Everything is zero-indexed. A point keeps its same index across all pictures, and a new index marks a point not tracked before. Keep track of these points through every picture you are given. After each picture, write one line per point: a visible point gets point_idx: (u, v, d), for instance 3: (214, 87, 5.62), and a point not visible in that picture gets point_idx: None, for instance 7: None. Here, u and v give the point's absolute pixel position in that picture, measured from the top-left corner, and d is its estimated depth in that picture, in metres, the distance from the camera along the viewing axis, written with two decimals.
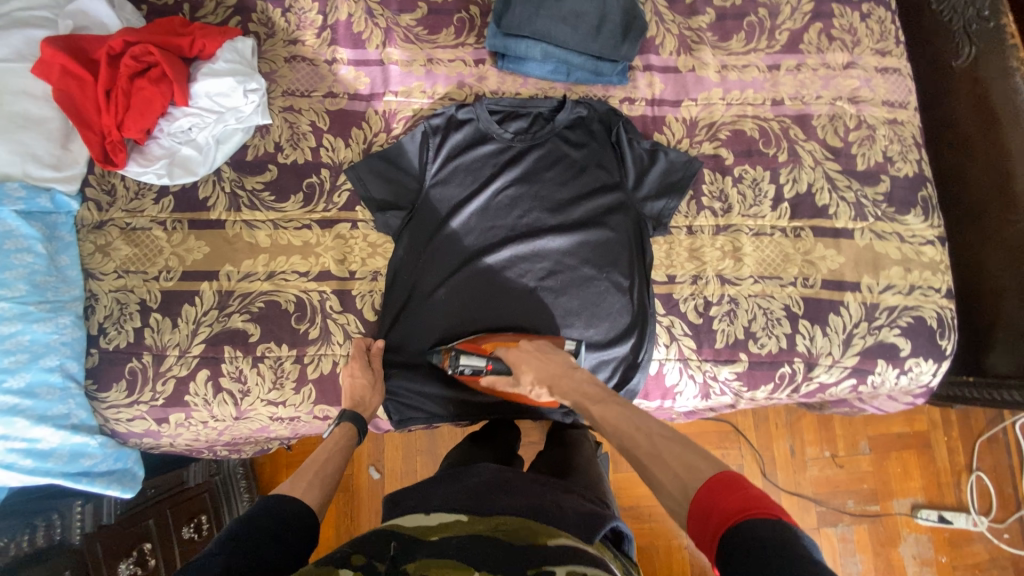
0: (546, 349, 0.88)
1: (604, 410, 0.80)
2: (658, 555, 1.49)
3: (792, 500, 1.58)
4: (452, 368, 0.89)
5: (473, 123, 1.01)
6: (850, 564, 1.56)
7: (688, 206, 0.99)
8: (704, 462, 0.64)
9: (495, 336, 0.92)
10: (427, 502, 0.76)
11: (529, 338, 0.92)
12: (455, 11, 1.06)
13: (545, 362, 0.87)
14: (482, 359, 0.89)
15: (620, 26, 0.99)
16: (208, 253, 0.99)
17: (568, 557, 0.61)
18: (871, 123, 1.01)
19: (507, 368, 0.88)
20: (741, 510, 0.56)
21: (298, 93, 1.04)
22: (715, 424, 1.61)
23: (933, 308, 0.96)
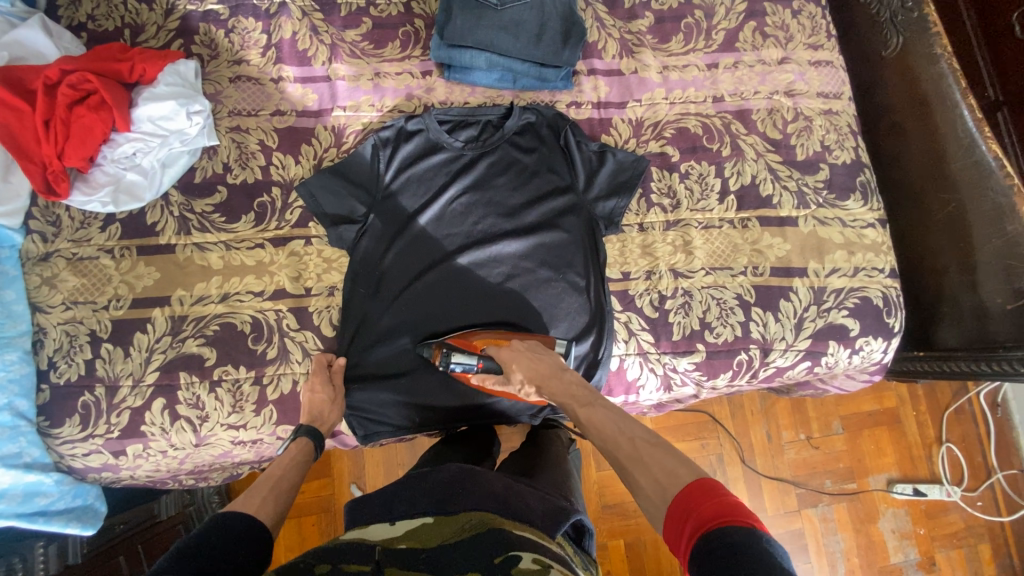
0: (536, 349, 0.89)
1: (591, 414, 0.81)
2: (644, 549, 1.49)
3: (772, 485, 1.60)
4: (442, 365, 0.89)
5: (423, 134, 1.02)
6: (832, 543, 1.59)
7: (638, 203, 1.02)
8: (682, 468, 0.65)
9: (485, 333, 0.93)
10: (390, 511, 0.75)
11: (516, 336, 0.93)
12: (400, 24, 1.07)
13: (535, 362, 0.87)
14: (472, 357, 0.89)
15: (560, 33, 1.01)
16: (159, 278, 0.97)
17: (533, 552, 0.63)
18: (808, 114, 1.05)
19: (498, 367, 0.89)
20: (716, 516, 0.55)
21: (244, 113, 1.03)
22: (691, 416, 1.63)
23: (878, 288, 0.99)
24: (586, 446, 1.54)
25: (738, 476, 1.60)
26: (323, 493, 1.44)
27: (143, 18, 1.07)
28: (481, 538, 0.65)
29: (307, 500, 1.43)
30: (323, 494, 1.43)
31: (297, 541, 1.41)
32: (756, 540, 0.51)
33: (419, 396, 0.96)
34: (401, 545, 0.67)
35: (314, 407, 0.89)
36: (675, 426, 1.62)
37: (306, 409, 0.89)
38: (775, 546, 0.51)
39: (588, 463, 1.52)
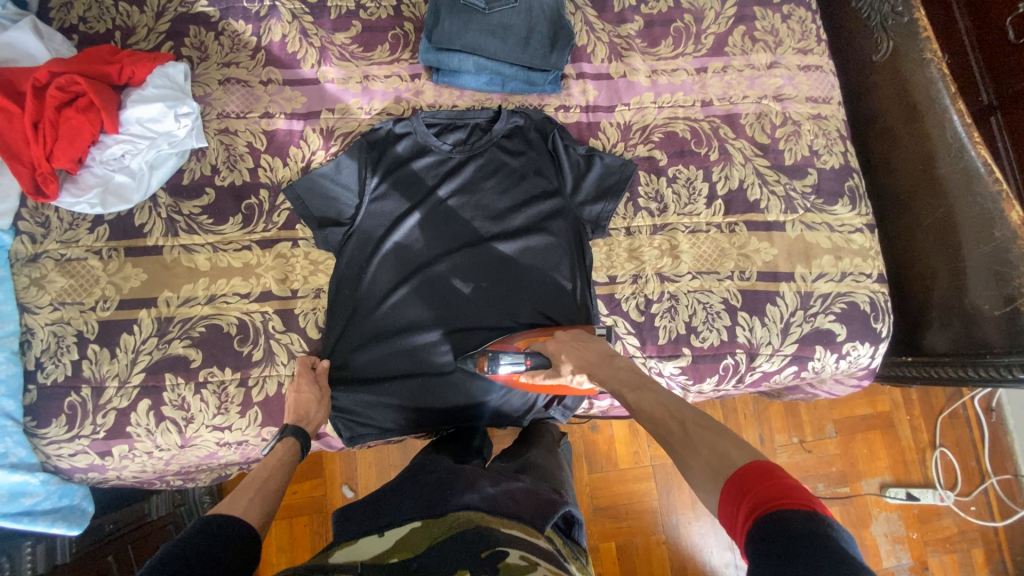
0: (583, 337, 0.88)
1: (640, 398, 0.79)
2: (636, 551, 1.49)
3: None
4: (490, 370, 0.88)
5: (411, 137, 1.02)
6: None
7: (625, 207, 1.02)
8: (736, 450, 0.63)
9: (527, 333, 0.93)
10: (382, 517, 0.74)
11: (557, 329, 0.92)
12: (389, 28, 1.07)
13: (582, 350, 0.86)
14: (521, 356, 0.88)
15: (547, 37, 1.01)
16: (146, 279, 0.98)
17: (520, 550, 0.64)
18: (796, 119, 1.05)
19: (548, 361, 0.87)
20: (777, 498, 0.52)
21: (232, 115, 1.04)
22: None
23: (865, 293, 0.99)
24: (579, 449, 1.54)
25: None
26: (315, 494, 1.43)
27: (134, 21, 1.08)
28: (468, 536, 0.65)
29: (299, 500, 1.43)
30: (314, 495, 1.43)
31: (289, 542, 1.41)
32: (821, 525, 0.48)
33: (407, 399, 0.96)
34: (390, 559, 0.65)
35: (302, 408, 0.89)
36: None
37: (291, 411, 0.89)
38: (840, 531, 0.48)
39: (581, 466, 1.52)
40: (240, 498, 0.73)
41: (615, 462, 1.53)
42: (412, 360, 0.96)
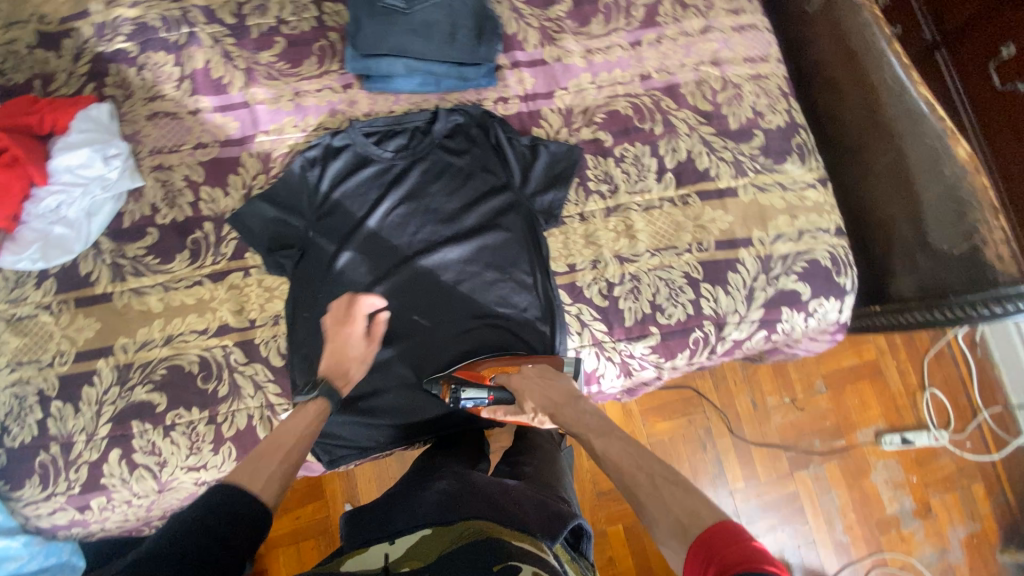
0: (549, 375, 0.88)
1: (607, 445, 0.79)
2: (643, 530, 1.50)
3: (762, 452, 1.61)
4: (452, 401, 0.87)
5: (350, 149, 0.99)
6: (827, 501, 1.60)
7: (576, 193, 1.00)
8: (705, 508, 0.64)
9: (494, 360, 0.92)
10: (389, 525, 0.75)
11: (526, 360, 0.91)
12: (314, 40, 1.05)
13: (547, 390, 0.86)
14: (483, 390, 0.88)
15: (473, 31, 0.99)
16: (100, 328, 0.96)
17: (533, 567, 0.62)
18: (736, 81, 1.04)
19: (510, 396, 0.89)
20: (741, 562, 0.54)
21: (166, 150, 1.01)
22: (675, 393, 1.63)
23: (825, 248, 0.99)
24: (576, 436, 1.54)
25: (728, 448, 1.60)
26: (319, 516, 1.42)
27: (52, 66, 1.04)
28: (479, 548, 0.64)
29: (304, 524, 1.42)
30: (319, 518, 1.42)
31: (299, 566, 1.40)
32: None
33: (382, 417, 0.94)
34: (402, 569, 0.65)
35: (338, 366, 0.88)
36: (660, 406, 1.62)
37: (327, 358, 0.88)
38: None
39: (580, 454, 1.52)
40: (264, 467, 0.72)
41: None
42: (381, 376, 0.95)
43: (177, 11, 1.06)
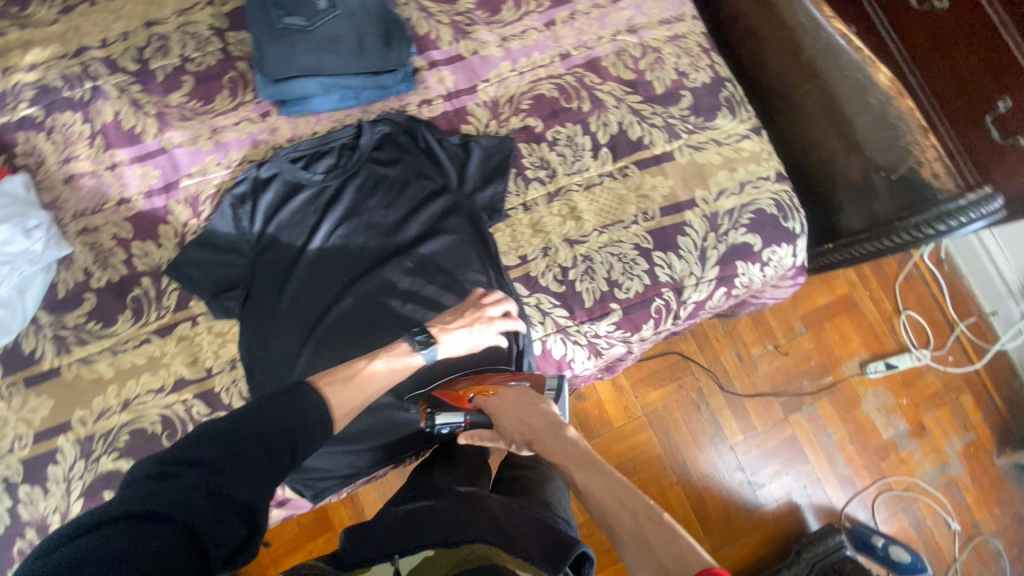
0: (527, 399, 0.86)
1: (589, 480, 0.75)
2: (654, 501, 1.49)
3: (755, 403, 1.59)
4: (428, 427, 0.86)
5: (278, 178, 0.97)
6: (825, 439, 1.60)
7: (515, 183, 0.99)
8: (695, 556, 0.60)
9: (471, 380, 0.91)
10: (394, 542, 0.75)
11: (505, 380, 0.89)
12: (223, 73, 1.02)
13: (525, 416, 0.84)
14: (459, 415, 0.87)
15: (381, 37, 0.97)
16: (54, 405, 0.91)
17: None
18: (655, 46, 1.04)
19: (488, 419, 0.87)
20: None
21: (89, 212, 0.98)
22: (662, 360, 1.59)
23: (769, 195, 0.99)
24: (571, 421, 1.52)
25: (721, 405, 1.58)
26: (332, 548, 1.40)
27: None
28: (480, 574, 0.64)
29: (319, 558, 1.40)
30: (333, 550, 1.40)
31: None
32: None
33: (359, 443, 0.92)
34: None
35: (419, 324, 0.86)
36: (651, 375, 1.57)
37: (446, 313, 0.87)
38: None
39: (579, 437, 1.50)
40: (347, 400, 0.71)
41: (609, 424, 1.53)
42: None
43: (76, 67, 1.02)
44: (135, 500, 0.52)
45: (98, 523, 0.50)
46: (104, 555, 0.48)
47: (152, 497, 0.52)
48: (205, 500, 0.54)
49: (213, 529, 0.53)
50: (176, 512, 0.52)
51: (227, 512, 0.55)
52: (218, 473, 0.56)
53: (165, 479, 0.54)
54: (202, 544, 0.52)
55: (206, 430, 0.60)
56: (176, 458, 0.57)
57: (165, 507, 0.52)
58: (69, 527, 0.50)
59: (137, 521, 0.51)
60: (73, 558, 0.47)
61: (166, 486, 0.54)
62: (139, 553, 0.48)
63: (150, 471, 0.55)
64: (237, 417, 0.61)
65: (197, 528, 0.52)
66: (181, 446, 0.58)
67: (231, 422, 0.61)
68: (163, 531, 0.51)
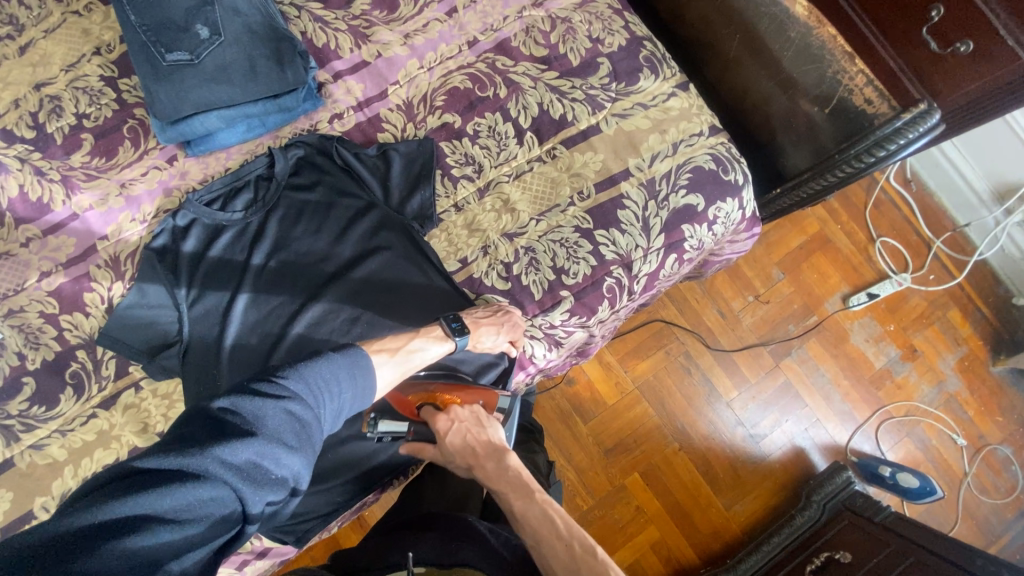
0: (477, 425, 0.80)
1: (526, 507, 0.73)
2: (661, 472, 1.45)
3: (744, 356, 1.55)
4: (370, 433, 0.81)
5: (197, 223, 0.93)
6: (819, 379, 1.55)
7: (443, 185, 0.96)
8: None
9: (428, 386, 0.86)
10: (385, 557, 0.76)
11: (462, 391, 0.85)
12: (122, 123, 0.98)
13: (472, 440, 0.78)
14: (404, 424, 0.82)
15: (273, 57, 0.91)
16: (12, 498, 0.85)
17: None
18: (564, 16, 1.00)
19: (432, 433, 0.82)
20: None
21: (10, 293, 0.93)
22: (646, 330, 1.53)
23: (705, 152, 0.96)
24: (563, 408, 1.46)
25: (711, 363, 1.53)
26: None
27: None
28: None
29: None
30: None
31: None
32: None
33: (336, 477, 0.90)
34: None
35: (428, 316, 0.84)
36: (635, 347, 1.52)
37: (478, 308, 0.87)
38: None
39: (574, 422, 1.46)
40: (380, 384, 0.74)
41: (603, 403, 1.48)
42: None
43: None
44: (193, 448, 0.49)
45: (150, 471, 0.47)
46: (157, 510, 0.45)
47: (207, 449, 0.49)
48: (259, 456, 0.52)
49: (263, 489, 0.52)
50: (232, 469, 0.50)
51: (275, 471, 0.53)
52: (269, 431, 0.54)
53: (219, 431, 0.51)
54: (249, 504, 0.51)
55: (257, 384, 0.57)
56: (228, 412, 0.54)
57: (219, 462, 0.49)
58: (118, 470, 0.47)
59: (192, 474, 0.47)
60: (122, 509, 0.44)
61: (220, 437, 0.51)
62: (193, 511, 0.47)
63: (202, 420, 0.52)
64: (289, 377, 0.59)
65: (250, 487, 0.50)
66: (233, 397, 0.55)
67: (282, 381, 0.59)
68: (219, 488, 0.48)
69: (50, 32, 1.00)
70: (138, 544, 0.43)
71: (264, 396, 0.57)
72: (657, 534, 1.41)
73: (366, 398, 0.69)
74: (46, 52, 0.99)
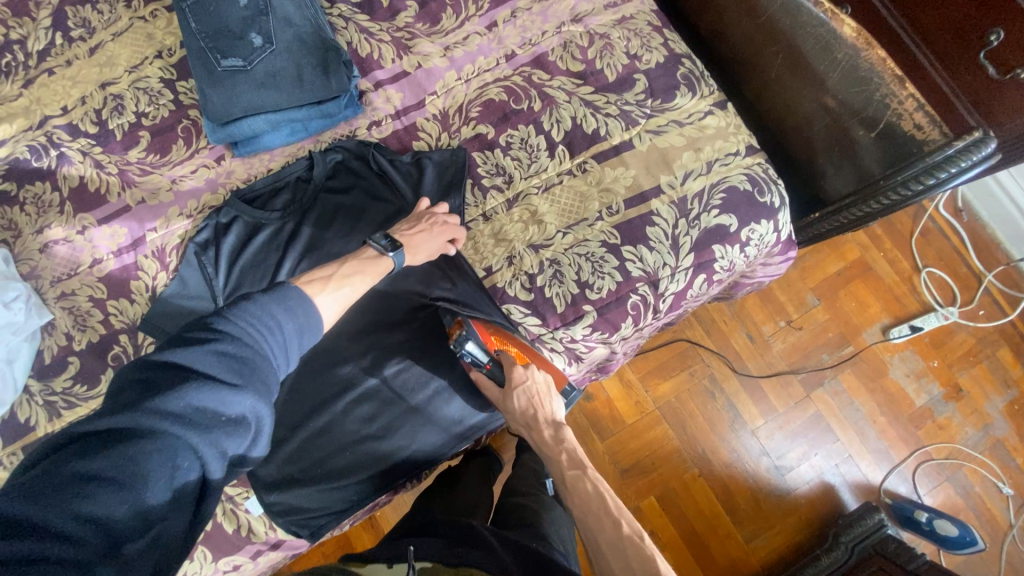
0: (547, 392, 0.86)
1: (579, 482, 0.80)
2: (678, 495, 1.41)
3: (773, 383, 1.49)
4: (456, 345, 0.84)
5: (238, 221, 0.97)
6: (854, 413, 1.48)
7: (473, 194, 0.97)
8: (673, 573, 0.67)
9: (508, 337, 0.89)
10: (391, 550, 0.75)
11: (536, 359, 0.89)
12: (176, 123, 1.04)
13: (540, 406, 0.85)
14: (487, 355, 0.85)
15: (319, 65, 0.95)
16: None
17: None
18: (602, 32, 1.01)
19: (504, 377, 0.86)
20: None
21: (64, 277, 0.99)
22: (670, 349, 1.50)
23: (740, 171, 0.94)
24: (581, 423, 1.44)
25: (737, 389, 1.48)
26: None
27: None
28: None
29: None
30: None
31: None
32: None
33: (352, 475, 0.90)
34: None
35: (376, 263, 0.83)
36: (659, 366, 1.49)
37: (402, 223, 0.90)
38: None
39: (592, 438, 1.43)
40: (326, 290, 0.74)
41: (621, 421, 1.45)
42: (332, 438, 0.91)
43: (41, 137, 1.03)
44: (126, 408, 0.51)
45: (94, 434, 0.50)
46: (97, 472, 0.48)
47: (142, 406, 0.52)
48: (196, 403, 0.53)
49: (213, 431, 0.53)
50: (171, 418, 0.52)
51: (225, 414, 0.55)
52: (205, 375, 0.55)
53: (149, 390, 0.53)
54: (202, 451, 0.53)
55: (188, 336, 0.59)
56: (161, 367, 0.55)
57: (154, 415, 0.51)
58: (60, 438, 0.50)
59: (129, 432, 0.50)
60: (64, 473, 0.47)
61: (153, 393, 0.53)
62: (135, 467, 0.49)
63: (139, 379, 0.54)
64: (220, 322, 0.60)
65: (196, 433, 0.52)
66: (161, 353, 0.56)
67: (214, 327, 0.60)
68: (160, 440, 0.51)
69: (118, 35, 1.07)
70: (82, 506, 0.46)
71: (193, 346, 0.58)
72: (672, 561, 1.37)
73: (315, 330, 0.69)
74: (113, 54, 1.06)
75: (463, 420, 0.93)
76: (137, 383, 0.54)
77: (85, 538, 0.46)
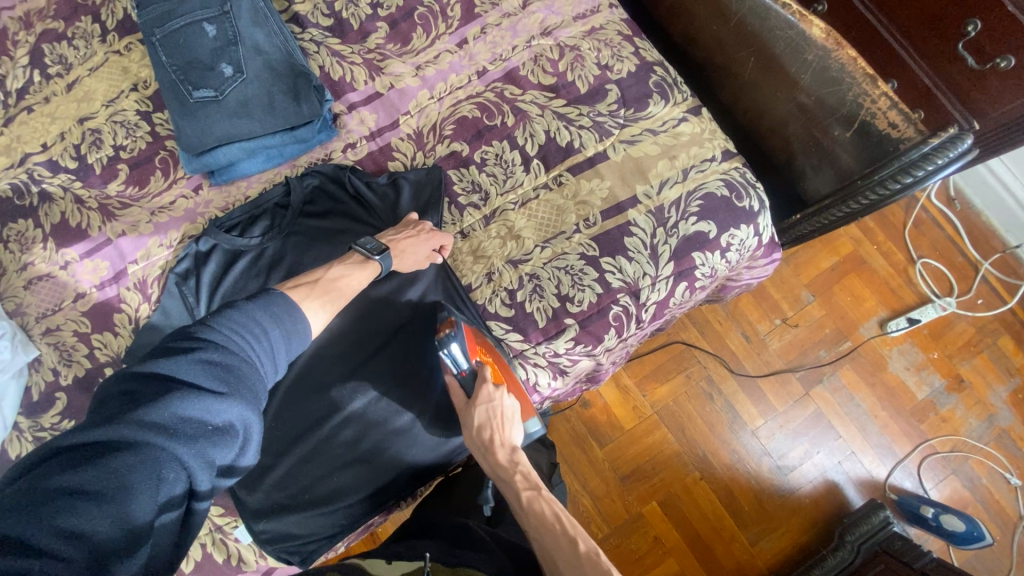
0: (511, 416, 0.84)
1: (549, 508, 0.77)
2: (680, 499, 1.39)
3: (771, 383, 1.47)
4: (441, 341, 0.82)
5: (218, 249, 0.97)
6: (854, 409, 1.46)
7: (450, 212, 0.97)
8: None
9: (490, 351, 0.87)
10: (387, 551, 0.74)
11: (511, 383, 0.87)
12: (154, 154, 1.04)
13: (502, 430, 0.82)
14: (468, 362, 0.82)
15: (290, 91, 0.96)
16: None
17: None
18: (572, 44, 1.01)
19: (473, 388, 0.84)
20: None
21: (49, 312, 1.00)
22: (664, 353, 1.49)
23: (717, 177, 0.94)
24: (578, 431, 1.43)
25: (735, 389, 1.47)
26: None
27: None
28: None
29: None
30: None
31: None
32: None
33: (341, 498, 0.90)
34: None
35: (348, 285, 0.81)
36: (654, 369, 1.48)
37: (390, 230, 0.91)
38: None
39: (590, 445, 1.42)
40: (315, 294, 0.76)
41: (619, 427, 1.44)
42: (318, 463, 0.90)
43: (22, 174, 1.04)
44: (109, 420, 0.51)
45: (74, 448, 0.49)
46: (79, 486, 0.46)
47: (124, 418, 0.51)
48: (179, 412, 0.53)
49: (201, 440, 0.53)
50: (155, 429, 0.51)
51: (212, 422, 0.54)
52: (190, 385, 0.55)
53: (132, 401, 0.52)
54: (188, 461, 0.52)
55: (173, 345, 0.59)
56: (144, 378, 0.55)
57: (138, 425, 0.50)
58: (38, 454, 0.48)
59: (112, 444, 0.49)
60: (42, 488, 0.45)
61: (137, 404, 0.52)
62: (120, 479, 0.48)
63: (123, 391, 0.54)
64: (203, 331, 0.61)
65: (182, 443, 0.52)
66: (144, 364, 0.56)
67: (198, 336, 0.60)
68: (144, 450, 0.49)
69: (94, 70, 1.08)
70: (64, 521, 0.44)
71: (178, 355, 0.58)
72: (677, 567, 1.35)
73: (303, 337, 0.70)
74: (90, 89, 1.07)
75: (451, 439, 0.92)
76: (120, 396, 0.54)
77: (68, 555, 0.43)
